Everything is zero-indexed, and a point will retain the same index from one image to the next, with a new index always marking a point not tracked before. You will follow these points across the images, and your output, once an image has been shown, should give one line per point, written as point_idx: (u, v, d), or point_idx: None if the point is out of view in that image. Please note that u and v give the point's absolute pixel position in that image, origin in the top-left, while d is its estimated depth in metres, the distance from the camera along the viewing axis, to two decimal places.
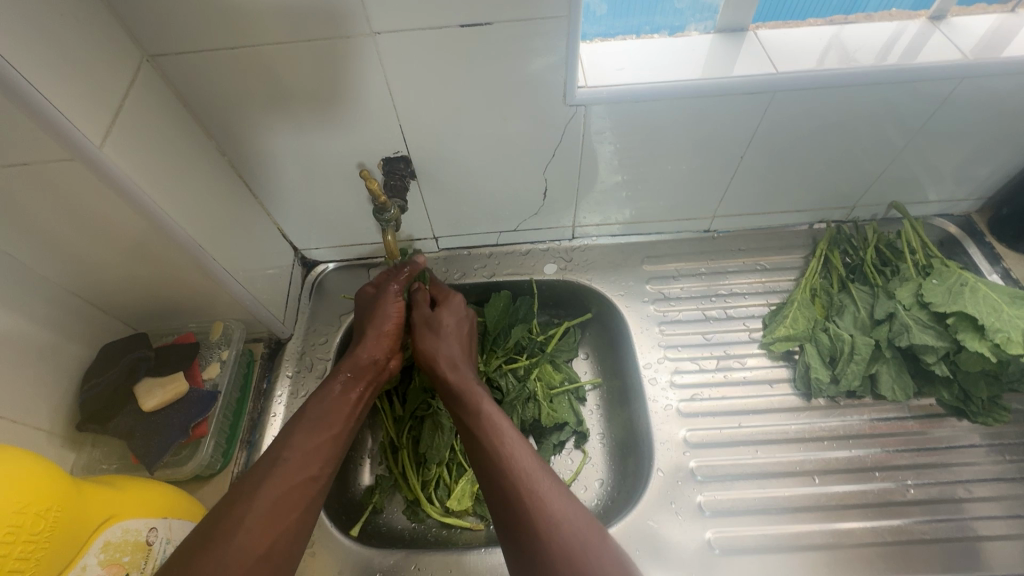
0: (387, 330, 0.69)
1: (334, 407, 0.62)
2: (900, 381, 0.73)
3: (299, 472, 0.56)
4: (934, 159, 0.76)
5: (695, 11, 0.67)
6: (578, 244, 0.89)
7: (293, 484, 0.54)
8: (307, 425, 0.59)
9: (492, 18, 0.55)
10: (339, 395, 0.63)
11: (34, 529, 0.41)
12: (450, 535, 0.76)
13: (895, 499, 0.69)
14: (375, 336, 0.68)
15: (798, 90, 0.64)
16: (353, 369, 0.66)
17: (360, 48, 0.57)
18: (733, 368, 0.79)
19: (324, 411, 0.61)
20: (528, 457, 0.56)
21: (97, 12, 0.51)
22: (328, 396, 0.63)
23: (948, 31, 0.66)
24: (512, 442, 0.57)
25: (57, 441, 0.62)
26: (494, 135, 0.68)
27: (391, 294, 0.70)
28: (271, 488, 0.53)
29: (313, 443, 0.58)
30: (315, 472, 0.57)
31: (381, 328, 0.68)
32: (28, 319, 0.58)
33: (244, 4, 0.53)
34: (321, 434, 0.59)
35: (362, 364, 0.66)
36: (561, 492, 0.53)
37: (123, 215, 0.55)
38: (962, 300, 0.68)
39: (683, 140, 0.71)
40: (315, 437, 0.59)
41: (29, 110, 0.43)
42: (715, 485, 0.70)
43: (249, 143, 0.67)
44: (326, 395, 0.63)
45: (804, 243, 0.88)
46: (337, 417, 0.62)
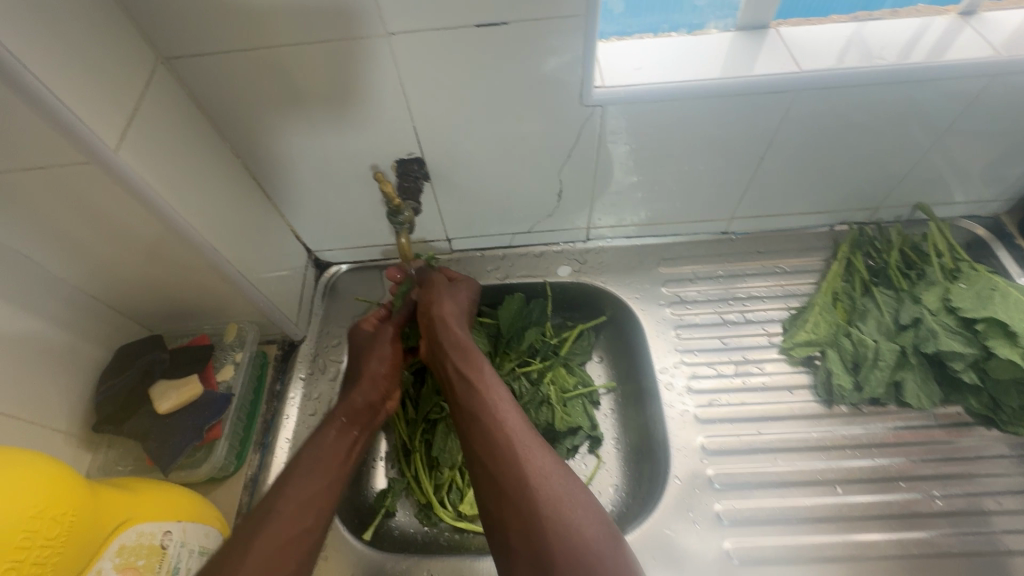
0: (381, 373, 0.72)
1: (329, 452, 0.64)
2: (926, 389, 0.70)
3: (297, 519, 0.58)
4: (962, 160, 0.73)
5: (714, 8, 0.66)
6: (592, 246, 0.88)
7: (293, 529, 0.57)
8: (303, 472, 0.61)
9: (507, 18, 0.54)
10: (333, 441, 0.65)
11: (51, 534, 0.41)
12: (462, 539, 0.75)
13: (920, 510, 0.67)
14: (370, 380, 0.71)
15: (822, 89, 0.62)
16: (348, 415, 0.68)
17: (374, 48, 0.57)
18: (752, 373, 0.78)
19: (319, 456, 0.63)
20: (526, 431, 0.58)
21: (112, 14, 0.50)
22: (324, 439, 0.65)
23: (979, 26, 0.64)
24: (510, 416, 0.59)
25: (73, 442, 0.62)
26: (509, 136, 0.67)
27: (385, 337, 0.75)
28: (269, 531, 0.56)
29: (309, 491, 0.60)
30: (311, 523, 0.58)
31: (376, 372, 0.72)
32: (44, 320, 0.58)
33: (258, 5, 0.52)
34: (315, 481, 0.61)
35: (358, 407, 0.69)
36: (557, 466, 0.56)
37: (138, 219, 0.55)
38: (992, 305, 0.66)
39: (702, 141, 0.69)
40: (312, 484, 0.60)
41: (46, 114, 0.43)
42: (733, 493, 0.69)
43: (263, 144, 0.67)
44: (322, 438, 0.65)
45: (824, 245, 0.86)
46: (333, 464, 0.63)
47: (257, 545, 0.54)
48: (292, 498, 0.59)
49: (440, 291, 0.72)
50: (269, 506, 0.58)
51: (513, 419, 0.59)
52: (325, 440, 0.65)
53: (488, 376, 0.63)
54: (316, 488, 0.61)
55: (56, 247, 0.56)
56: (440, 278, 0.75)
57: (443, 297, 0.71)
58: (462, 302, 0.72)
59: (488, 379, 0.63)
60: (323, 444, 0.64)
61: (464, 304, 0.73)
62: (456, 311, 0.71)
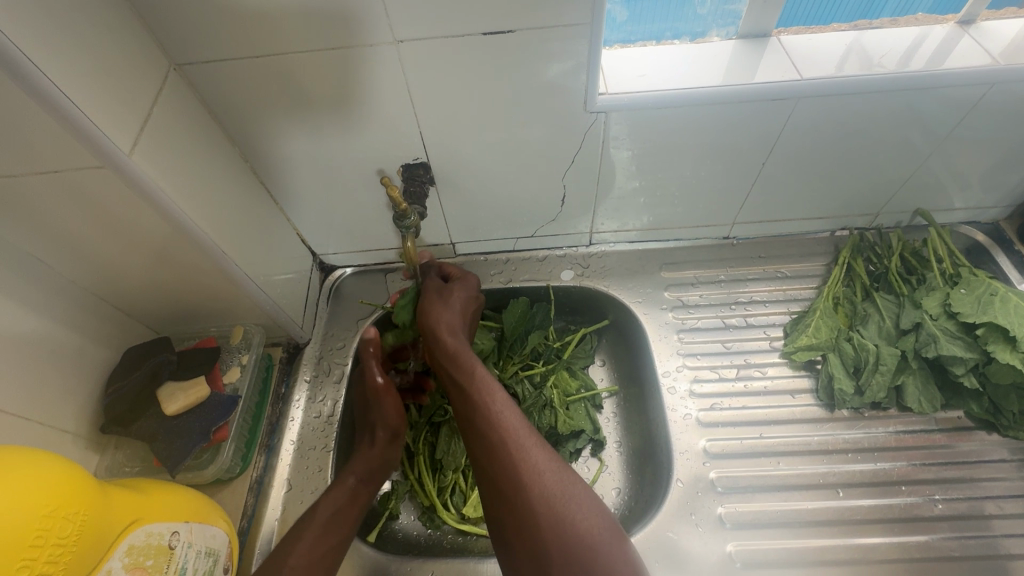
0: (393, 427, 0.71)
1: (343, 509, 0.63)
2: (927, 393, 0.71)
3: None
4: (962, 166, 0.74)
5: (717, 16, 0.66)
6: (595, 251, 0.89)
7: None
8: (317, 531, 0.60)
9: (513, 26, 0.55)
10: (348, 497, 0.64)
11: (62, 533, 0.42)
12: (466, 542, 0.75)
13: (922, 514, 0.68)
14: (384, 436, 0.70)
15: (823, 96, 0.63)
16: (361, 471, 0.67)
17: (382, 55, 0.58)
18: (754, 377, 0.78)
19: (333, 513, 0.62)
20: (521, 427, 0.56)
21: (127, 22, 0.51)
22: (336, 495, 0.64)
23: (978, 35, 0.65)
24: (505, 413, 0.57)
25: (81, 443, 0.62)
26: (514, 141, 0.68)
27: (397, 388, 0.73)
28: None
29: (320, 552, 0.59)
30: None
31: (387, 426, 0.71)
32: (53, 322, 0.59)
33: (269, 13, 0.53)
34: (328, 540, 0.60)
35: (372, 461, 0.68)
36: (553, 464, 0.54)
37: (149, 222, 0.55)
38: (993, 310, 0.67)
39: (704, 148, 0.70)
40: (324, 544, 0.60)
41: (63, 118, 0.44)
42: (736, 496, 0.69)
43: (271, 149, 0.68)
44: (334, 492, 0.64)
45: (825, 251, 0.86)
46: (345, 521, 0.62)
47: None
48: (303, 556, 0.58)
49: (433, 298, 0.70)
50: (282, 563, 0.57)
51: (507, 416, 0.57)
52: (337, 494, 0.64)
53: (481, 373, 0.61)
54: (326, 548, 0.60)
55: (68, 250, 0.56)
56: (434, 283, 0.73)
57: (436, 305, 0.69)
58: (459, 309, 0.70)
59: (482, 375, 0.61)
60: (335, 498, 0.64)
61: (463, 311, 0.70)
62: (453, 318, 0.68)
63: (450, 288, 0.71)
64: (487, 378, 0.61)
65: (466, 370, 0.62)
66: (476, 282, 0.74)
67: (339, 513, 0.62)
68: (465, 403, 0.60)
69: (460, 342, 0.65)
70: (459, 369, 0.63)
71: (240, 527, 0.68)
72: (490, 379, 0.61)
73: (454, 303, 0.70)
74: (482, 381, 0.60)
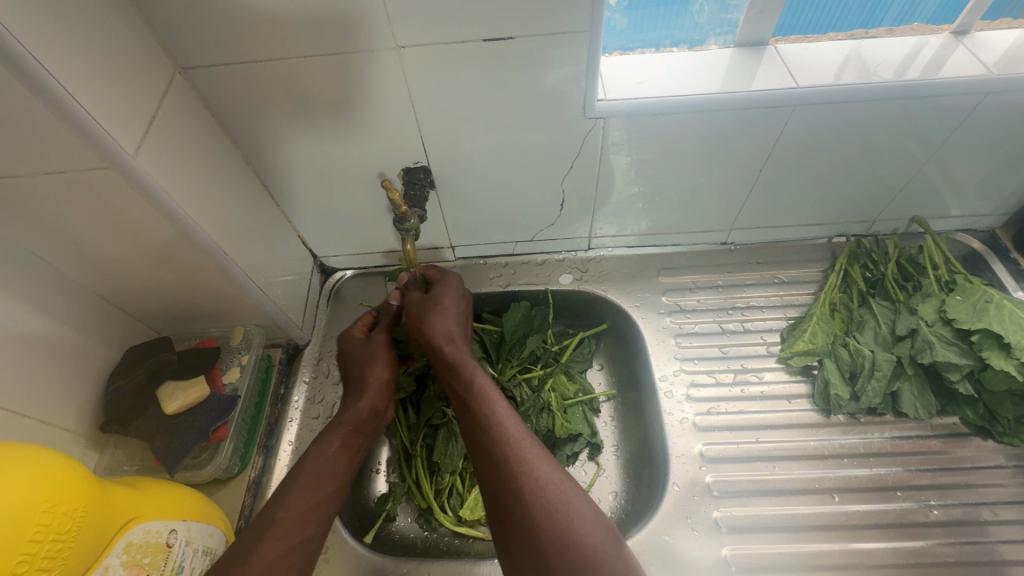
0: (379, 381, 0.69)
1: (334, 459, 0.62)
2: (924, 399, 0.71)
3: (300, 526, 0.55)
4: (957, 174, 0.75)
5: (715, 25, 0.67)
6: (594, 255, 0.89)
7: (298, 540, 0.54)
8: (307, 480, 0.59)
9: (513, 33, 0.56)
10: (337, 447, 0.63)
11: (61, 528, 0.42)
12: (462, 545, 0.76)
13: (917, 520, 0.68)
14: (375, 389, 0.69)
15: (819, 103, 0.64)
16: (352, 424, 0.65)
17: (384, 60, 0.58)
18: (750, 382, 0.78)
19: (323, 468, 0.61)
20: (526, 439, 0.56)
21: (133, 25, 0.52)
22: (325, 448, 0.62)
23: (972, 45, 0.66)
24: (511, 425, 0.57)
25: (81, 441, 0.63)
26: (514, 146, 0.69)
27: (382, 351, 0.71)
28: (275, 532, 0.54)
29: (311, 502, 0.57)
30: (312, 532, 0.56)
31: (378, 379, 0.69)
32: (55, 321, 0.59)
33: (272, 17, 0.54)
34: (317, 493, 0.58)
35: (360, 416, 0.66)
36: (556, 474, 0.53)
37: (152, 222, 0.56)
38: (988, 317, 0.67)
39: (701, 153, 0.71)
40: (317, 494, 0.58)
41: (70, 120, 0.45)
42: (732, 501, 0.69)
43: (273, 152, 0.69)
44: (324, 443, 0.63)
45: (822, 257, 0.87)
46: (336, 472, 0.61)
47: (265, 545, 0.52)
48: (296, 505, 0.56)
49: (420, 307, 0.70)
50: (275, 509, 0.56)
51: (513, 431, 0.56)
52: (327, 447, 0.63)
53: (486, 385, 0.61)
54: (320, 498, 0.58)
55: (71, 248, 0.57)
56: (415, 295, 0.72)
57: (426, 310, 0.69)
58: (452, 314, 0.69)
59: (486, 387, 0.60)
60: (325, 448, 0.62)
61: (457, 311, 0.70)
62: (450, 325, 0.67)
63: (438, 293, 0.71)
64: (491, 389, 0.60)
65: (471, 382, 0.61)
66: (461, 284, 0.73)
67: (331, 466, 0.61)
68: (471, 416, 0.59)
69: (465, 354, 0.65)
70: (464, 381, 0.62)
71: (237, 527, 0.68)
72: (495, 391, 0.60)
73: (446, 303, 0.69)
74: (484, 393, 0.60)
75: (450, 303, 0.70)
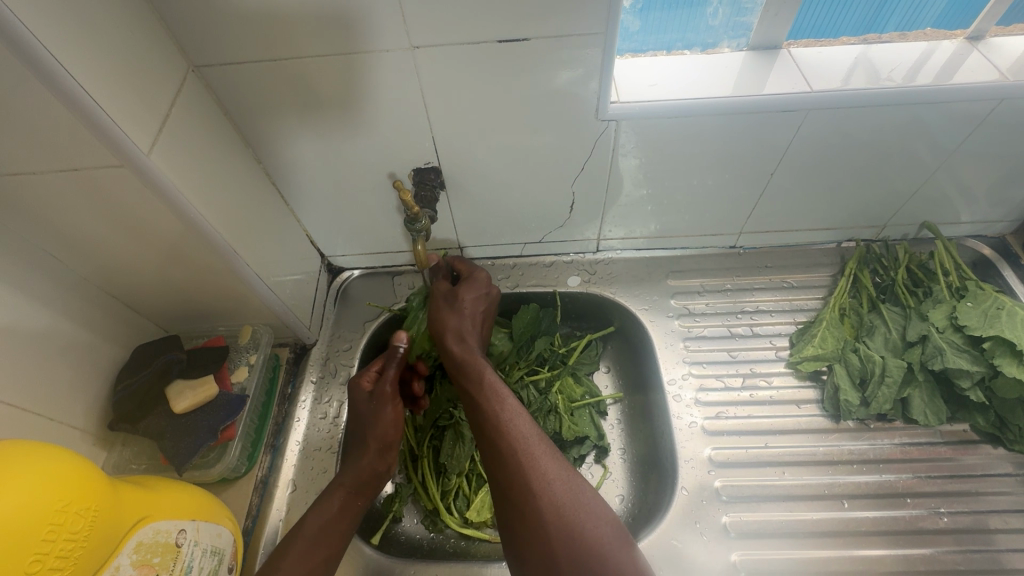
0: (383, 437, 0.67)
1: (331, 530, 0.60)
2: (932, 406, 0.71)
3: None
4: (968, 181, 0.74)
5: (728, 28, 0.67)
6: (602, 258, 0.89)
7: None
8: (305, 534, 0.59)
9: (528, 35, 0.56)
10: (337, 507, 0.62)
11: (74, 528, 0.42)
12: (468, 547, 0.75)
13: (927, 527, 0.68)
14: (375, 447, 0.66)
15: (833, 108, 0.64)
16: (351, 483, 0.64)
17: (397, 61, 0.58)
18: (759, 387, 0.78)
19: (321, 530, 0.60)
20: (534, 437, 0.56)
21: (149, 24, 0.52)
22: (326, 510, 0.62)
23: (986, 51, 0.65)
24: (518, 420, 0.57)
25: (90, 440, 0.63)
26: (525, 147, 0.69)
27: (388, 398, 0.69)
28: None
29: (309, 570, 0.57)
30: None
31: (380, 436, 0.67)
32: (65, 319, 0.59)
33: (287, 17, 0.54)
34: (315, 557, 0.58)
35: (359, 472, 0.65)
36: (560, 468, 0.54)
37: (164, 220, 0.56)
38: (999, 324, 0.67)
39: (713, 156, 0.70)
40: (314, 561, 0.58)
41: (86, 118, 0.45)
42: (740, 505, 0.69)
43: (284, 151, 0.68)
44: (323, 506, 0.62)
45: (832, 261, 0.87)
46: (330, 541, 0.60)
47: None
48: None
49: (441, 308, 0.71)
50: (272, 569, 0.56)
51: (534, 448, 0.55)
52: (328, 510, 0.62)
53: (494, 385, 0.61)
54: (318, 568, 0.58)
55: (82, 245, 0.57)
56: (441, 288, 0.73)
57: (445, 312, 0.69)
58: (468, 313, 0.70)
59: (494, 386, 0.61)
60: (324, 507, 0.62)
61: (475, 316, 0.71)
62: (462, 325, 0.69)
63: (461, 290, 0.72)
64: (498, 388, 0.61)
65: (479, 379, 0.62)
66: (490, 282, 0.74)
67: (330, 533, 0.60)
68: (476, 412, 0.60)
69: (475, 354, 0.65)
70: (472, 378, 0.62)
71: (244, 527, 0.68)
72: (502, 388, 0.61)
73: (465, 309, 0.70)
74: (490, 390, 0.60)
75: (469, 307, 0.70)
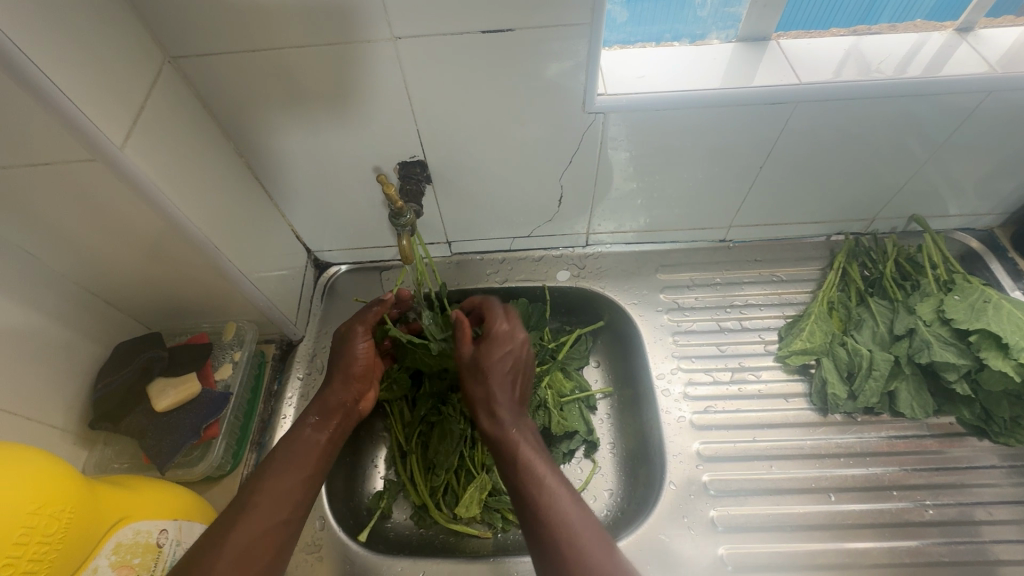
0: (355, 371, 0.68)
1: (303, 474, 0.59)
2: (919, 399, 0.71)
3: (259, 544, 0.54)
4: (957, 173, 0.74)
5: (717, 19, 0.66)
6: (591, 252, 0.89)
7: (255, 560, 0.53)
8: (278, 471, 0.58)
9: (513, 25, 0.55)
10: (307, 439, 0.62)
11: (47, 531, 0.41)
12: (457, 542, 0.75)
13: (912, 519, 0.68)
14: (341, 377, 0.67)
15: (822, 100, 0.63)
16: (319, 412, 0.65)
17: (380, 52, 0.57)
18: (747, 381, 0.78)
19: (294, 453, 0.60)
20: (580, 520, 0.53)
21: (122, 13, 0.51)
22: (300, 453, 0.61)
23: (976, 42, 0.65)
24: (568, 512, 0.53)
25: (70, 439, 0.62)
26: (512, 141, 0.68)
27: (362, 333, 0.69)
28: (230, 549, 0.52)
29: (278, 518, 0.56)
30: (284, 518, 0.56)
31: (347, 369, 0.67)
32: (43, 316, 0.58)
33: (265, 7, 0.53)
34: (292, 476, 0.58)
35: (330, 407, 0.66)
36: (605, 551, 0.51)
37: (141, 215, 0.55)
38: (985, 317, 0.67)
39: (701, 150, 0.70)
40: (286, 508, 0.56)
41: (54, 111, 0.44)
42: (728, 499, 0.69)
43: (266, 144, 0.67)
44: (296, 445, 0.61)
45: (821, 255, 0.87)
46: (299, 487, 0.58)
47: (220, 566, 0.50)
48: (256, 522, 0.54)
49: (472, 376, 0.66)
50: (241, 508, 0.55)
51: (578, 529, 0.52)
52: (302, 452, 0.61)
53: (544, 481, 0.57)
54: (290, 513, 0.57)
55: (57, 241, 0.56)
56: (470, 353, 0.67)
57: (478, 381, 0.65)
58: (505, 387, 0.65)
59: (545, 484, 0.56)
60: (298, 450, 0.61)
61: (505, 377, 0.65)
62: (502, 401, 0.64)
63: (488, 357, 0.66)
64: (549, 483, 0.56)
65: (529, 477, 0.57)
66: (515, 331, 0.68)
67: (302, 477, 0.59)
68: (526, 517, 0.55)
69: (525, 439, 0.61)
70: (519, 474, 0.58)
71: None
72: (555, 483, 0.56)
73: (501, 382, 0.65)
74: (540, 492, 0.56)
75: (497, 365, 0.65)
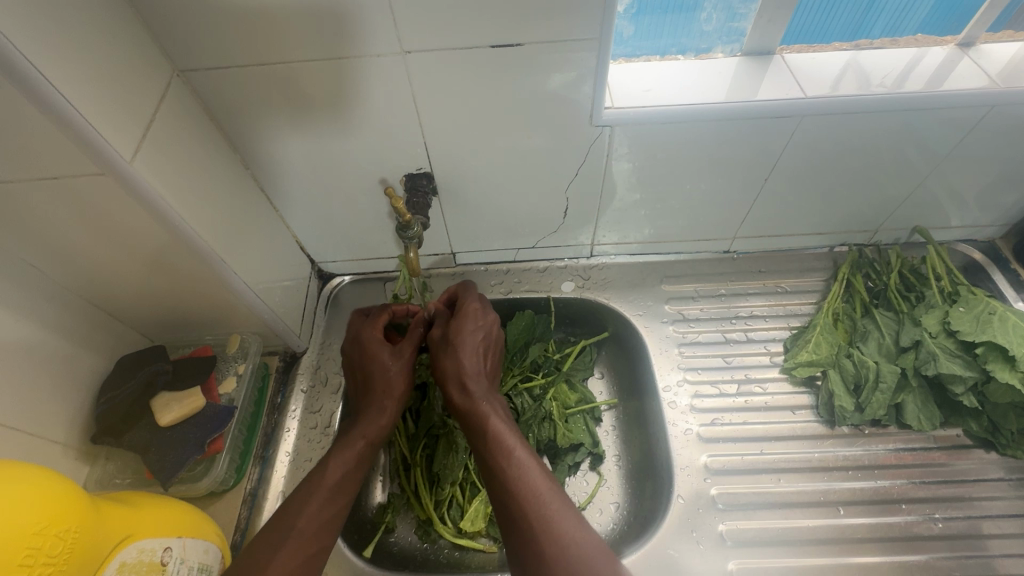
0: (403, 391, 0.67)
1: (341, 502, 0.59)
2: (926, 411, 0.71)
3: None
4: (958, 186, 0.75)
5: (722, 33, 0.67)
6: (596, 263, 0.88)
7: None
8: (325, 495, 0.58)
9: (521, 40, 0.56)
10: (355, 465, 0.61)
11: (53, 552, 0.41)
12: (462, 557, 0.74)
13: (920, 533, 0.68)
14: (392, 398, 0.66)
15: (826, 114, 0.64)
16: (367, 434, 0.63)
17: (388, 66, 0.57)
18: (754, 393, 0.78)
19: (340, 480, 0.60)
20: (532, 471, 0.55)
21: (132, 27, 0.51)
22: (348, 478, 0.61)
23: (977, 57, 0.66)
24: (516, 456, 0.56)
25: (71, 454, 0.61)
26: (518, 153, 0.68)
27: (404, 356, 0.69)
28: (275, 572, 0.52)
29: (320, 545, 0.56)
30: (326, 544, 0.57)
31: (394, 389, 0.66)
32: (47, 330, 0.58)
33: (275, 22, 0.53)
34: (335, 504, 0.59)
35: (378, 427, 0.64)
36: (550, 496, 0.53)
37: (148, 228, 0.54)
38: (991, 330, 0.67)
39: (707, 161, 0.70)
40: (328, 535, 0.57)
41: (65, 125, 0.43)
42: (737, 513, 0.69)
43: (272, 156, 0.67)
44: (340, 470, 0.61)
45: (824, 266, 0.87)
46: (340, 512, 0.59)
47: None
48: (300, 549, 0.55)
49: (446, 345, 0.66)
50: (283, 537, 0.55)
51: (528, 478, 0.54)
52: (348, 477, 0.61)
53: (547, 512, 0.52)
54: (330, 540, 0.57)
55: (62, 256, 0.55)
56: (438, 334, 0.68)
57: (451, 347, 0.66)
58: (473, 347, 0.66)
59: (547, 515, 0.51)
60: (343, 475, 0.60)
61: (477, 350, 0.66)
62: (470, 361, 0.64)
63: (459, 326, 0.67)
64: (552, 514, 0.51)
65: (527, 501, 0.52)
66: (487, 310, 0.70)
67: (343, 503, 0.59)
68: (521, 546, 0.51)
69: (522, 453, 0.56)
70: (515, 497, 0.53)
71: (233, 541, 0.66)
72: (558, 514, 0.52)
73: (467, 345, 0.66)
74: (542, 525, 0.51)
75: (472, 335, 0.67)
